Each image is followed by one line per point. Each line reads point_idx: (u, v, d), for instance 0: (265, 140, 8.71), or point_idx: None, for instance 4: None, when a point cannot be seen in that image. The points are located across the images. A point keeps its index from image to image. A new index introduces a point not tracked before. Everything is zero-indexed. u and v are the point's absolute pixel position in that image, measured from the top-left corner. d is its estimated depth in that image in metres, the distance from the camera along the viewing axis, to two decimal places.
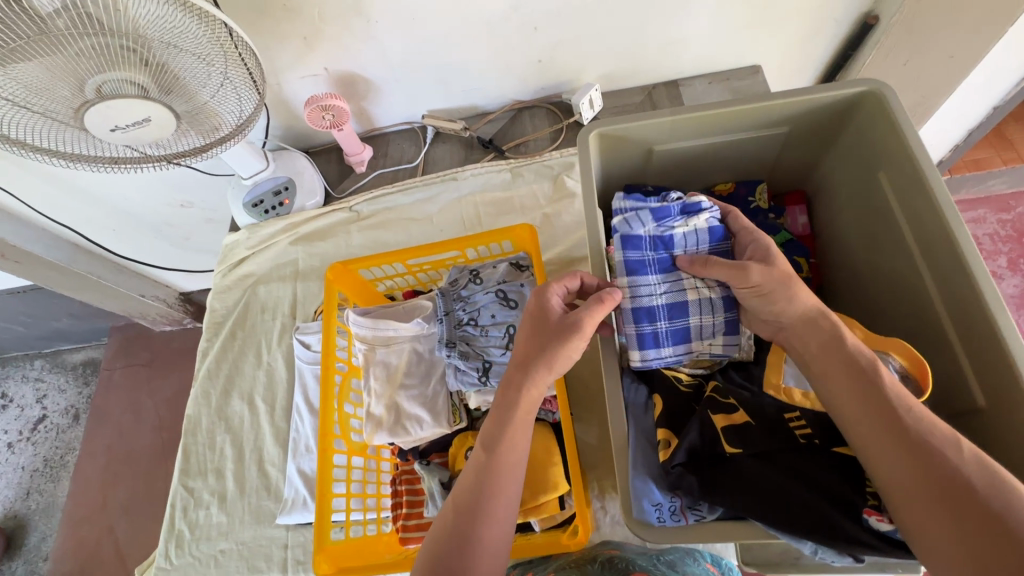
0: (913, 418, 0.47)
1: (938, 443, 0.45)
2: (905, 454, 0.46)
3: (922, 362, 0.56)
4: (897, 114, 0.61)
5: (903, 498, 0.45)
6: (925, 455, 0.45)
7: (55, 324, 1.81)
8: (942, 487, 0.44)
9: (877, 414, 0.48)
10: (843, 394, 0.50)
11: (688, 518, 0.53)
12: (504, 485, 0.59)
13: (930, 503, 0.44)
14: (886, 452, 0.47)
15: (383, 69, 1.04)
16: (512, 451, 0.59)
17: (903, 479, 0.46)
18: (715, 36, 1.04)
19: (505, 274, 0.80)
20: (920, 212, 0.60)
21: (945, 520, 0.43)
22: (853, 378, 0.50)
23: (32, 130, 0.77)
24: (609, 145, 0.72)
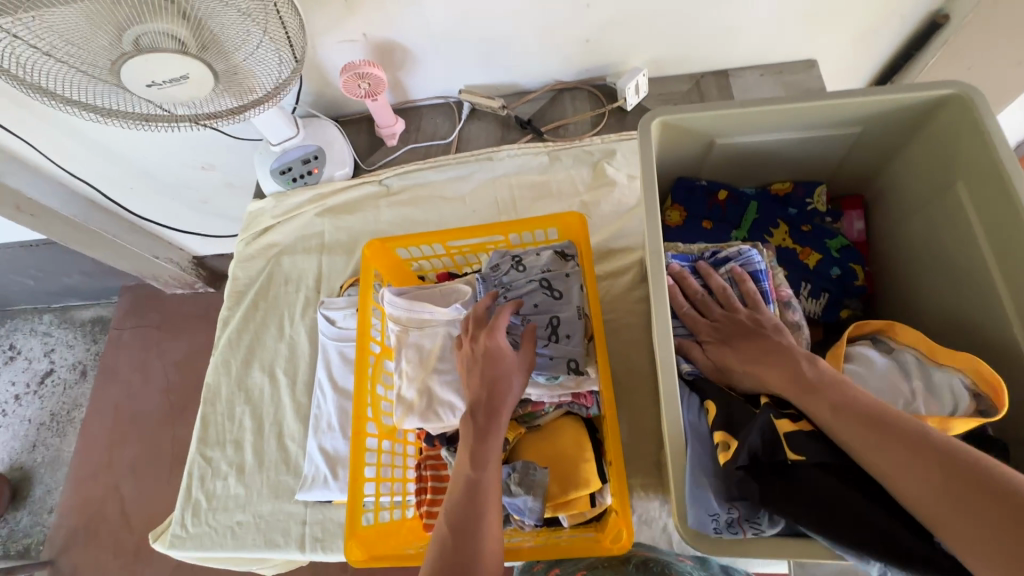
0: (874, 406, 0.49)
1: (907, 422, 0.47)
2: (887, 440, 0.46)
3: (998, 382, 0.53)
4: (986, 119, 0.57)
5: (909, 486, 0.44)
6: (903, 435, 0.46)
7: (66, 279, 1.79)
8: (937, 463, 0.43)
9: (843, 409, 0.49)
10: (807, 396, 0.52)
11: (747, 531, 0.52)
12: (490, 492, 0.60)
13: (935, 482, 0.43)
14: (872, 444, 0.46)
15: (424, 39, 1.00)
16: (494, 462, 0.62)
17: (897, 465, 0.45)
18: (772, 26, 0.99)
19: (549, 263, 0.77)
20: (1003, 227, 0.56)
21: (958, 497, 0.42)
22: (808, 382, 0.52)
23: (66, 82, 0.74)
24: (670, 133, 0.69)
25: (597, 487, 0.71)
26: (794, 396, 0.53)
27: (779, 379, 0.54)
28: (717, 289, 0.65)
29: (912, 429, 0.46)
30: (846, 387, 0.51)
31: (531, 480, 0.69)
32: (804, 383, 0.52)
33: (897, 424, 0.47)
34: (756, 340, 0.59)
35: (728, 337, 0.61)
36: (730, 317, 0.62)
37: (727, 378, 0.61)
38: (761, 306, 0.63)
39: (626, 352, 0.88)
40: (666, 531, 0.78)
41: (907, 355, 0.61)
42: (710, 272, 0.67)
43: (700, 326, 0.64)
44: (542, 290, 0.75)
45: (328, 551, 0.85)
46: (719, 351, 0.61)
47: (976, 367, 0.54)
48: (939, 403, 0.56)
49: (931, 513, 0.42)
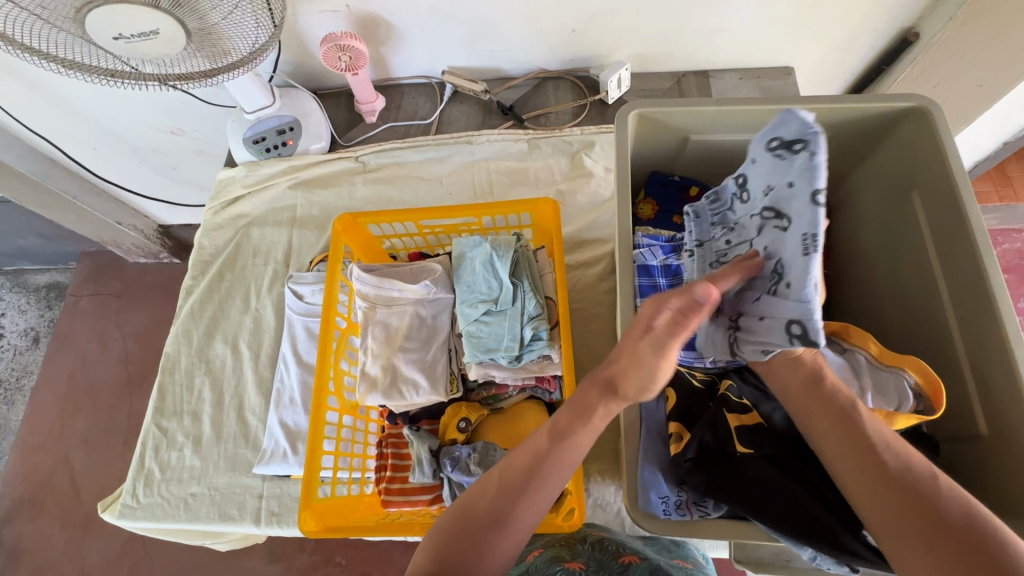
0: (892, 440, 0.49)
1: (917, 464, 0.47)
2: (889, 472, 0.47)
3: (938, 383, 0.56)
4: (941, 133, 0.60)
5: (887, 516, 0.46)
6: (910, 475, 0.47)
7: (20, 240, 1.71)
8: (928, 505, 0.45)
9: (857, 435, 0.49)
10: (826, 417, 0.51)
11: (693, 513, 0.54)
12: (530, 506, 0.56)
13: (919, 522, 0.45)
14: (871, 469, 0.48)
15: (409, 16, 0.98)
16: (551, 478, 0.56)
17: (885, 498, 0.47)
18: (753, 31, 1.01)
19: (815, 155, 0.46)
20: (949, 236, 0.60)
21: (937, 540, 0.43)
22: (836, 405, 0.51)
23: (26, 28, 0.70)
24: (646, 127, 0.70)
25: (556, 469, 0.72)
26: (811, 413, 0.52)
27: (809, 399, 0.52)
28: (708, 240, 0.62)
29: (920, 471, 0.47)
30: (870, 417, 0.51)
31: (490, 460, 0.71)
32: (836, 410, 0.51)
33: (906, 462, 0.47)
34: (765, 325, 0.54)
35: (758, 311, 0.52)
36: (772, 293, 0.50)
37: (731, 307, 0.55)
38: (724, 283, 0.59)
39: (593, 342, 0.90)
40: (620, 515, 0.80)
41: (859, 355, 0.62)
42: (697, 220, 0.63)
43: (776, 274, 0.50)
44: (768, 224, 0.51)
45: (283, 526, 0.84)
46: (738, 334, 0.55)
47: (924, 371, 0.57)
48: (885, 399, 0.59)
49: (895, 539, 0.45)
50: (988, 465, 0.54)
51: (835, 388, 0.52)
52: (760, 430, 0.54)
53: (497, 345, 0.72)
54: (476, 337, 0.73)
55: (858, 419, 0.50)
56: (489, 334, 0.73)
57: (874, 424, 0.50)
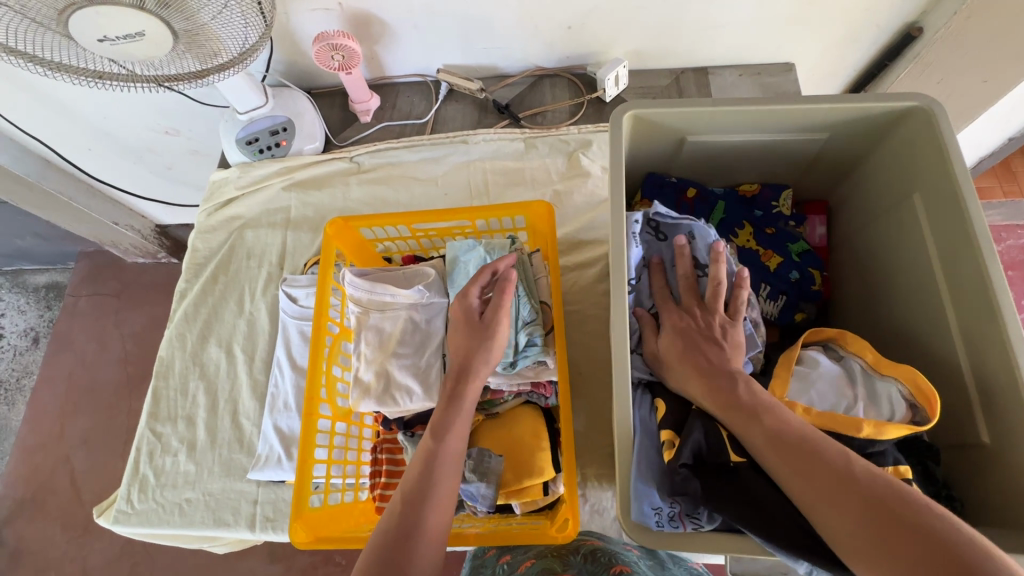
0: (805, 432, 0.49)
1: (832, 451, 0.46)
2: (814, 467, 0.46)
3: (933, 395, 0.54)
4: (945, 135, 0.58)
5: (830, 516, 0.44)
6: (830, 467, 0.45)
7: (17, 241, 1.70)
8: (858, 495, 0.43)
9: (772, 433, 0.49)
10: (737, 418, 0.51)
11: (686, 525, 0.53)
12: (436, 508, 0.58)
13: (855, 513, 0.43)
14: (793, 465, 0.47)
15: (402, 13, 0.97)
16: (444, 474, 0.61)
17: (821, 496, 0.44)
18: (753, 27, 1.00)
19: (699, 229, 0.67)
20: (951, 242, 0.58)
21: (877, 533, 0.42)
22: (740, 404, 0.52)
23: (11, 30, 0.69)
24: (641, 128, 0.69)
25: (551, 476, 0.71)
26: (724, 416, 0.52)
27: (715, 398, 0.54)
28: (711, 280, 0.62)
29: (837, 458, 0.46)
30: (779, 412, 0.51)
31: (485, 467, 0.70)
32: (738, 407, 0.52)
33: (823, 452, 0.47)
34: (718, 349, 0.58)
35: (696, 332, 0.60)
36: (700, 317, 0.61)
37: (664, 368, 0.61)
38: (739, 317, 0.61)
39: (589, 344, 0.89)
40: (616, 521, 0.79)
41: (854, 364, 0.61)
42: (719, 258, 0.61)
43: (690, 296, 0.63)
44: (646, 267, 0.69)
45: (278, 532, 0.84)
46: (671, 351, 0.59)
47: (917, 381, 0.56)
48: (877, 410, 0.57)
49: (841, 538, 0.43)
50: (989, 475, 0.53)
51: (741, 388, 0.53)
52: None
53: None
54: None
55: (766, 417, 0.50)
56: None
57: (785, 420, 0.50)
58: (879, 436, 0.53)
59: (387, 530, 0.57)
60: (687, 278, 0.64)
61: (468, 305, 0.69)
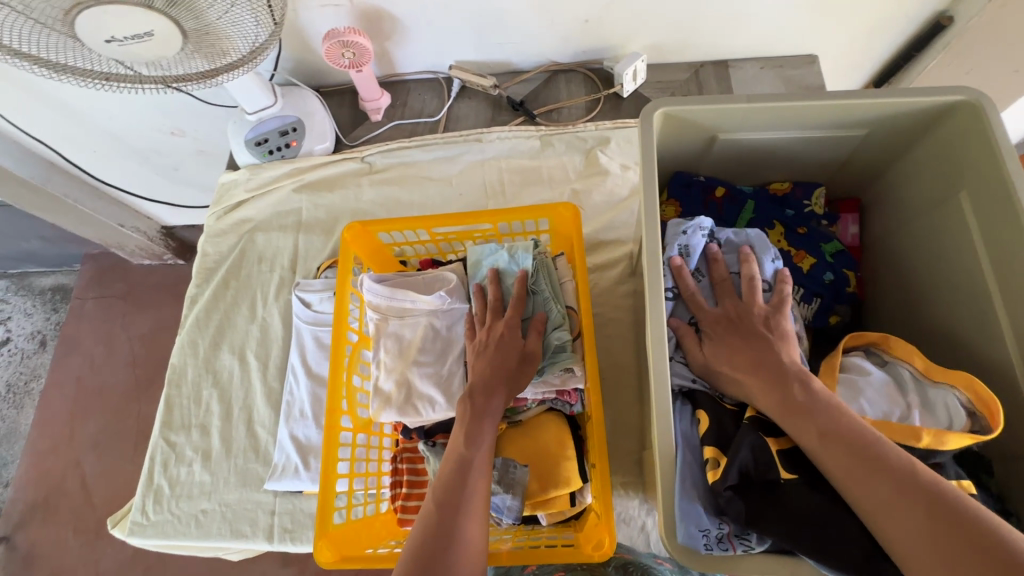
0: (865, 432, 0.47)
1: (896, 455, 0.45)
2: (875, 471, 0.45)
3: (993, 401, 0.51)
4: (994, 131, 0.55)
5: (889, 522, 0.43)
6: (892, 472, 0.44)
7: (23, 244, 1.69)
8: (923, 502, 0.42)
9: (834, 432, 0.47)
10: (792, 416, 0.50)
11: (736, 547, 0.50)
12: (473, 518, 0.57)
13: (921, 521, 0.42)
14: (856, 469, 0.45)
15: (414, 8, 0.94)
16: (478, 483, 0.59)
17: (886, 503, 0.43)
18: (777, 18, 0.96)
19: (761, 243, 0.65)
20: (1004, 244, 0.55)
21: (941, 543, 0.41)
22: (795, 402, 0.50)
23: (15, 31, 0.66)
24: (671, 126, 0.66)
25: (579, 486, 0.69)
26: (776, 414, 0.51)
27: (767, 397, 0.52)
28: (747, 278, 0.62)
29: (902, 463, 0.45)
30: (841, 410, 0.49)
31: (511, 478, 0.68)
32: (793, 405, 0.50)
33: (886, 455, 0.45)
34: (767, 343, 0.56)
35: (741, 332, 0.58)
36: (743, 314, 0.59)
37: (713, 374, 0.58)
38: (783, 311, 0.59)
39: (612, 349, 0.87)
40: (644, 532, 0.77)
41: (903, 370, 0.58)
42: (748, 259, 0.63)
43: (728, 298, 0.62)
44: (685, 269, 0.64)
45: (296, 544, 0.82)
46: (720, 355, 0.57)
47: (976, 389, 0.52)
48: (933, 418, 0.54)
49: (905, 547, 0.42)
50: None
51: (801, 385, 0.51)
52: (801, 453, 0.51)
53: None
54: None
55: (828, 416, 0.49)
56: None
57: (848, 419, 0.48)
58: (940, 446, 0.51)
59: (426, 533, 0.55)
60: (721, 283, 0.63)
61: (505, 334, 0.68)
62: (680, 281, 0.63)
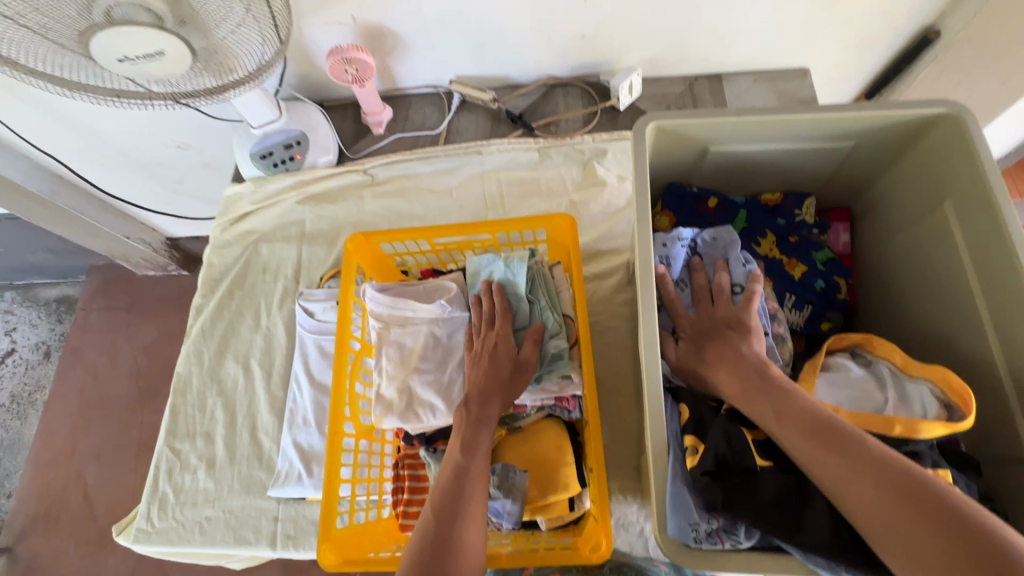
0: (822, 413, 0.50)
1: (850, 432, 0.47)
2: (830, 446, 0.47)
3: (964, 390, 0.53)
4: (976, 143, 0.57)
5: (847, 492, 0.45)
6: (845, 447, 0.46)
7: (30, 256, 1.71)
8: (872, 474, 0.44)
9: (791, 416, 0.50)
10: (757, 403, 0.53)
11: (725, 541, 0.52)
12: (473, 518, 0.59)
13: (875, 493, 0.44)
14: (814, 449, 0.47)
15: (416, 25, 0.97)
16: (476, 485, 0.61)
17: (841, 478, 0.45)
18: (768, 32, 0.99)
19: (735, 253, 0.67)
20: (988, 252, 0.57)
21: (897, 510, 0.42)
22: (759, 390, 0.53)
23: (31, 52, 0.69)
24: (664, 139, 0.68)
25: (577, 491, 0.70)
26: (744, 403, 0.54)
27: (733, 387, 0.55)
28: (720, 284, 0.65)
29: (853, 439, 0.47)
30: (798, 395, 0.52)
31: (510, 483, 0.70)
32: (755, 392, 0.54)
33: (842, 432, 0.48)
34: (733, 342, 0.59)
35: (712, 333, 0.61)
36: (716, 317, 0.63)
37: (690, 372, 0.61)
38: (750, 308, 0.61)
39: (610, 355, 0.88)
40: (643, 537, 0.78)
41: (883, 367, 0.60)
42: (722, 268, 0.67)
43: (704, 304, 0.65)
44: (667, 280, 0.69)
45: (299, 550, 0.83)
46: (693, 355, 0.61)
47: (947, 379, 0.55)
48: (909, 409, 0.56)
49: (862, 519, 0.44)
50: None
51: (764, 375, 0.54)
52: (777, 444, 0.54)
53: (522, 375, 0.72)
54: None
55: (787, 401, 0.51)
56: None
57: (805, 404, 0.51)
58: (915, 435, 0.52)
59: (428, 533, 0.57)
60: (698, 291, 0.67)
61: (498, 339, 0.70)
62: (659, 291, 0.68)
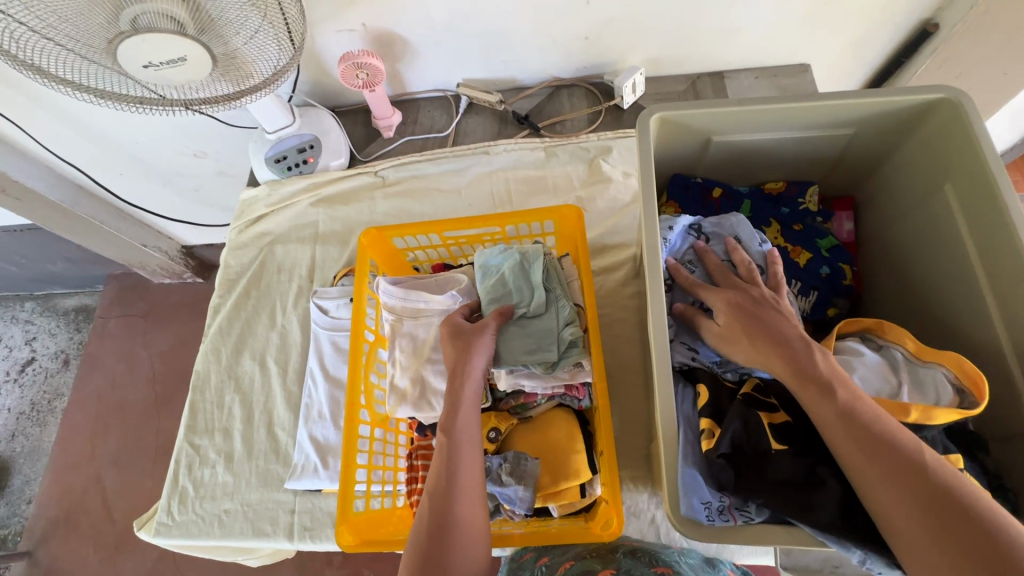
0: (878, 416, 0.48)
1: (905, 441, 0.46)
2: (881, 453, 0.45)
3: (978, 374, 0.53)
4: (975, 126, 0.59)
5: (888, 502, 0.44)
6: (897, 455, 0.45)
7: (50, 266, 1.76)
8: (920, 485, 0.44)
9: (846, 415, 0.48)
10: (807, 393, 0.50)
11: (737, 518, 0.52)
12: (468, 502, 0.59)
13: (915, 503, 0.43)
14: (864, 450, 0.46)
15: (424, 30, 1.00)
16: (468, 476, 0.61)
17: (885, 483, 0.44)
18: (767, 30, 1.01)
19: (745, 231, 0.69)
20: (989, 233, 0.58)
21: (933, 520, 0.42)
22: (811, 378, 0.51)
23: (61, 61, 0.73)
24: (667, 130, 0.70)
25: (588, 478, 0.71)
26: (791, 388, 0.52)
27: (780, 369, 0.52)
28: (742, 264, 0.64)
29: (908, 447, 0.46)
30: (851, 391, 0.50)
31: (522, 470, 0.71)
32: (810, 379, 0.51)
33: (895, 439, 0.46)
34: (777, 314, 0.57)
35: (750, 302, 0.59)
36: (750, 291, 0.60)
37: (728, 346, 0.58)
38: (783, 288, 0.62)
39: (619, 346, 0.90)
40: (654, 524, 0.78)
41: (896, 352, 0.60)
42: (736, 247, 0.67)
43: (729, 279, 0.63)
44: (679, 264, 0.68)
45: (316, 541, 0.85)
46: (734, 323, 0.58)
47: (964, 366, 0.54)
48: (922, 394, 0.56)
49: (897, 524, 0.43)
50: None
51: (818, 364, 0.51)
52: (792, 428, 0.53)
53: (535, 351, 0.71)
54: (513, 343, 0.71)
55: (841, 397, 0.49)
56: (531, 337, 0.72)
57: (859, 402, 0.49)
58: (928, 421, 0.52)
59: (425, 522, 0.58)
60: (721, 270, 0.65)
61: (452, 323, 0.72)
62: (680, 276, 0.66)
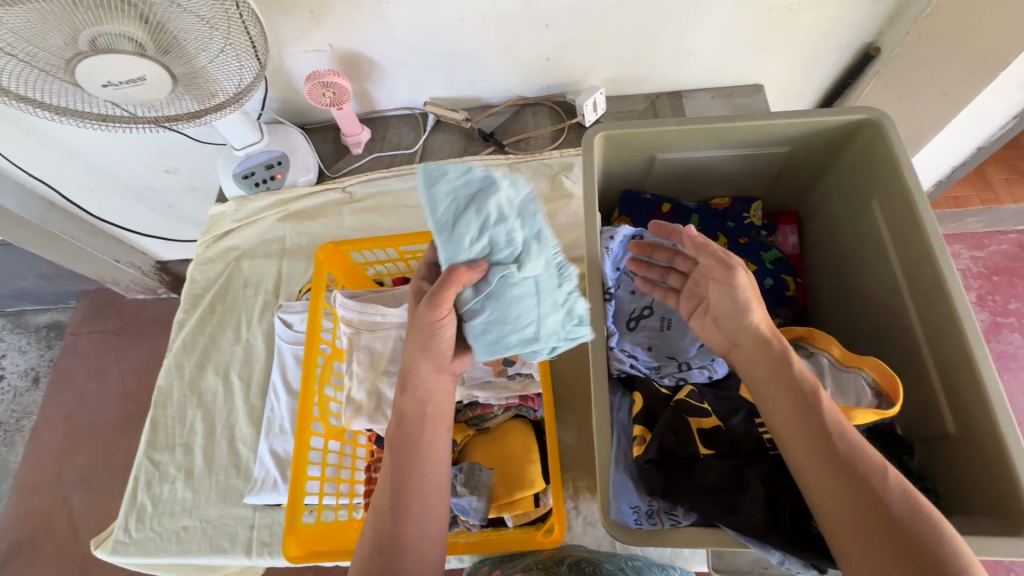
0: (845, 430, 0.50)
1: (866, 454, 0.48)
2: (834, 461, 0.48)
3: (892, 376, 0.57)
4: (893, 146, 0.62)
5: (830, 505, 0.47)
6: (851, 465, 0.47)
7: (20, 282, 1.74)
8: (866, 495, 0.46)
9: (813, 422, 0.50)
10: (775, 396, 0.53)
11: (665, 522, 0.54)
12: (417, 514, 0.60)
13: (857, 511, 0.46)
14: (817, 456, 0.49)
15: (389, 51, 1.02)
16: (429, 486, 0.62)
17: (832, 488, 0.47)
18: (719, 53, 1.06)
19: None
20: (909, 245, 0.61)
21: (872, 528, 0.45)
22: (779, 382, 0.53)
23: (22, 80, 0.74)
24: (612, 147, 0.72)
25: (541, 487, 0.73)
26: (763, 388, 0.54)
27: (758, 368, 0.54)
28: None
29: (868, 460, 0.48)
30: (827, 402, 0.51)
31: (476, 481, 0.72)
32: (784, 383, 0.53)
33: (855, 452, 0.48)
34: None
35: None
36: None
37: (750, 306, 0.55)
38: None
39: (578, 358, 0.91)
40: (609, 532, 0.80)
41: (823, 358, 0.63)
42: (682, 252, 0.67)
43: None
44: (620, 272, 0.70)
45: (274, 557, 0.84)
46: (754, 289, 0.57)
47: (881, 368, 0.58)
48: (844, 397, 0.59)
49: (836, 527, 0.46)
50: (963, 464, 0.55)
51: (801, 373, 0.53)
52: (720, 433, 0.57)
53: (525, 337, 0.56)
54: (494, 323, 0.56)
55: (815, 407, 0.51)
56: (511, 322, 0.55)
57: (833, 414, 0.50)
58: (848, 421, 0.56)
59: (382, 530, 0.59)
60: None
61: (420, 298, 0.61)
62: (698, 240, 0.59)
